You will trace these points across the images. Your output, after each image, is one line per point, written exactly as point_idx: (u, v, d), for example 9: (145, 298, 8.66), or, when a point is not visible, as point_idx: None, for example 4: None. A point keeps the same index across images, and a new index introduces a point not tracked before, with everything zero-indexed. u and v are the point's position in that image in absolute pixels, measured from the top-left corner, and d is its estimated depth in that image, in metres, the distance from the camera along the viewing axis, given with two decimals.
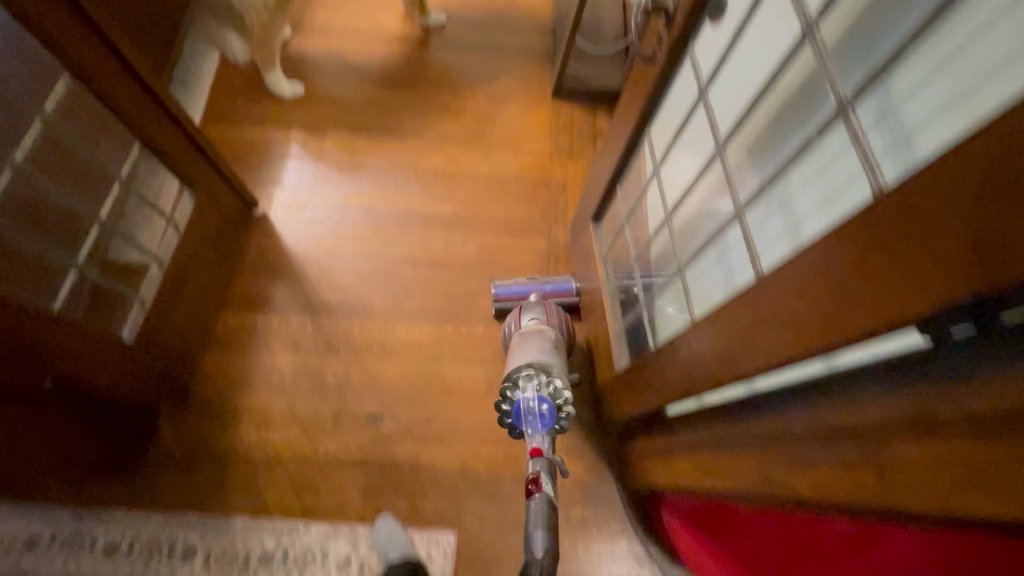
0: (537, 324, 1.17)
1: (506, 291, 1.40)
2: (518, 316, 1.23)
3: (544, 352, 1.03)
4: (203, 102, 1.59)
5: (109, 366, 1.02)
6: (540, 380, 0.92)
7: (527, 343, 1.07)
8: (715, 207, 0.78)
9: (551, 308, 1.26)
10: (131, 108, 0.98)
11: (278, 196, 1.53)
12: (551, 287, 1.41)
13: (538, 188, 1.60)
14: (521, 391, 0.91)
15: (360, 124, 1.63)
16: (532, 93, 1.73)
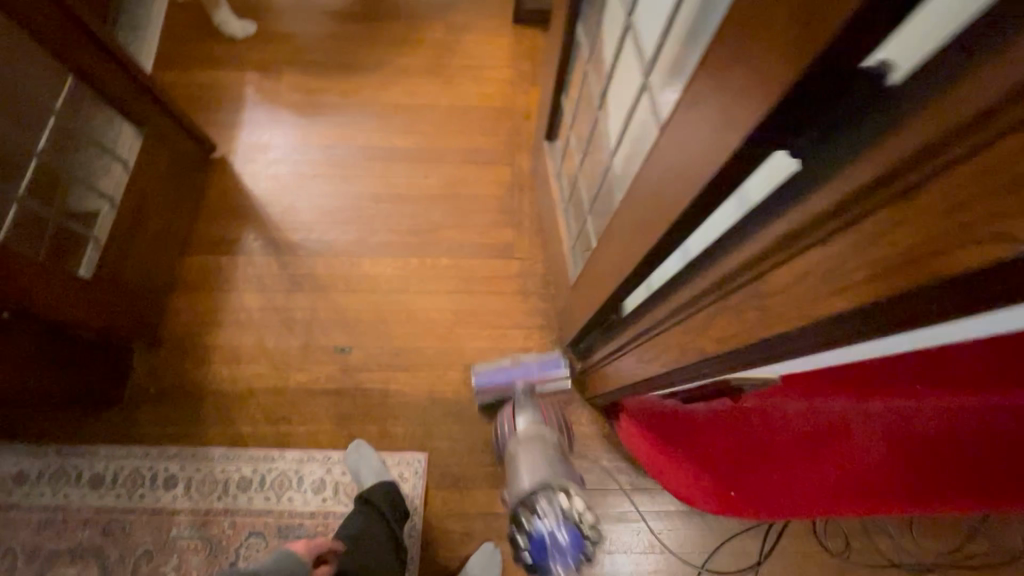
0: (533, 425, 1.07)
1: (486, 380, 1.26)
2: (511, 418, 1.13)
3: (555, 466, 0.93)
4: (154, 47, 1.56)
5: (67, 299, 1.04)
6: (560, 502, 0.84)
7: (525, 452, 0.96)
8: (626, 77, 0.75)
9: (546, 410, 1.16)
10: (55, 35, 0.98)
11: (237, 138, 1.52)
12: (539, 366, 1.27)
13: (500, 118, 1.57)
14: (540, 517, 0.83)
15: (316, 61, 1.60)
16: (492, 20, 1.67)
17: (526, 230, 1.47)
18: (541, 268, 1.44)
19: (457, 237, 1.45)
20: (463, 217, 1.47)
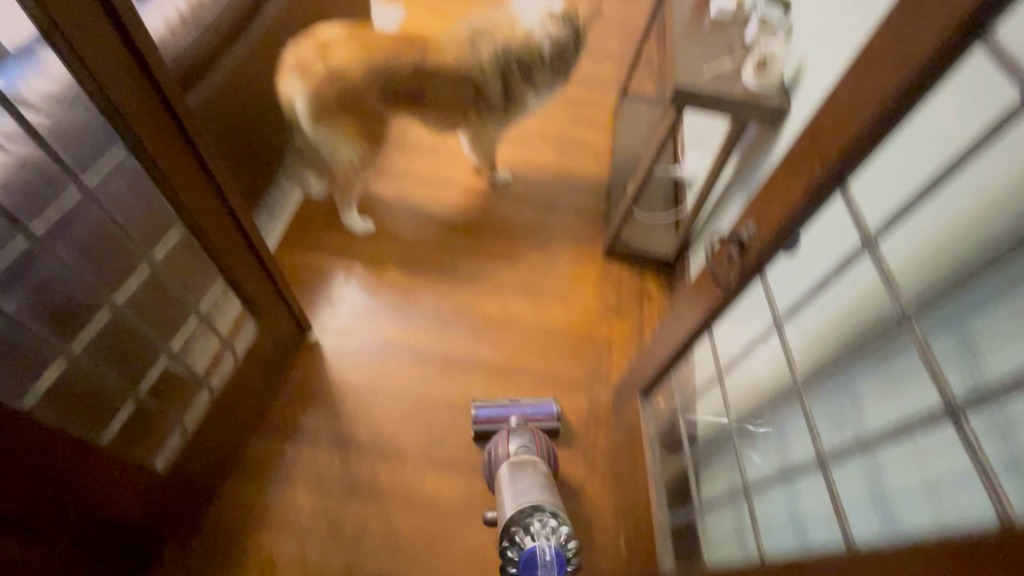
0: (521, 452, 1.19)
1: (485, 413, 1.38)
2: (504, 441, 1.25)
3: (540, 488, 1.06)
4: (280, 230, 1.73)
5: (127, 500, 0.96)
6: (551, 530, 0.93)
7: (521, 472, 1.11)
8: (794, 442, 0.79)
9: (535, 434, 1.27)
10: (224, 247, 0.99)
11: (331, 323, 1.59)
12: (532, 408, 1.40)
13: (583, 344, 1.62)
14: (528, 538, 0.93)
15: (419, 262, 1.73)
16: (584, 251, 1.82)
17: (597, 469, 1.41)
18: (610, 516, 1.34)
19: None
20: None
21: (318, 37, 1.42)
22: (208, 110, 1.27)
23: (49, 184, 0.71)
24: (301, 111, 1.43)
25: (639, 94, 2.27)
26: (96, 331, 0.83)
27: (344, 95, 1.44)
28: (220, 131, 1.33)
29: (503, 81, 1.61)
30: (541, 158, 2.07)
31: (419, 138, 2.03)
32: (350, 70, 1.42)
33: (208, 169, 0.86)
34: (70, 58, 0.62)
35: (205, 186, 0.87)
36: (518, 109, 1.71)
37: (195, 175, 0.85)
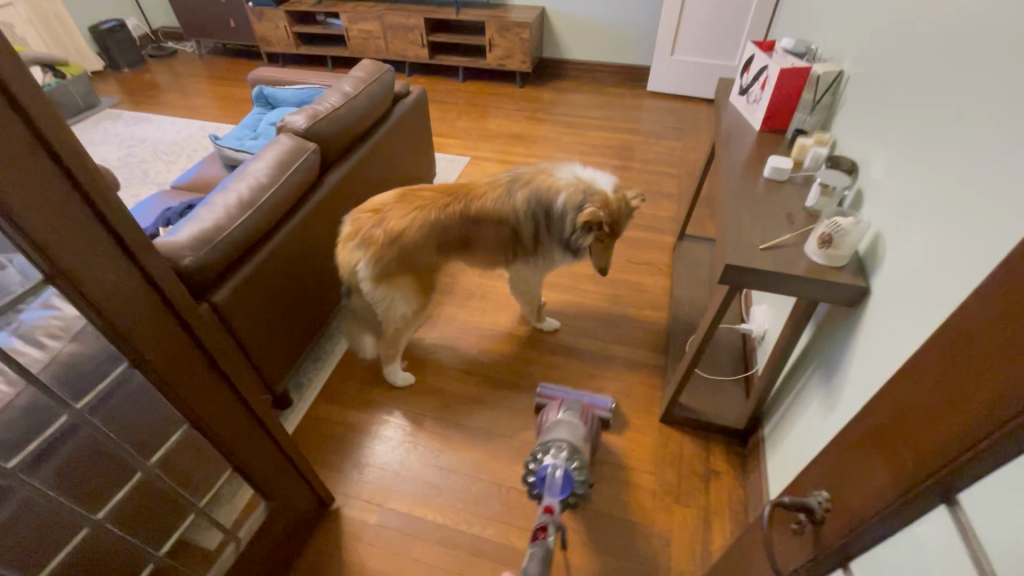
0: (565, 416, 1.42)
1: (549, 391, 1.61)
2: (554, 411, 1.47)
3: (566, 430, 1.35)
4: (322, 380, 1.74)
5: None
6: (563, 455, 1.24)
7: (560, 426, 1.37)
8: None
9: (579, 412, 1.47)
10: (229, 434, 0.97)
11: (356, 490, 1.47)
12: (589, 399, 1.58)
13: (635, 534, 1.37)
14: (546, 460, 1.24)
15: (457, 422, 1.62)
16: (638, 413, 1.63)
17: None
18: None
19: None
20: None
21: (372, 205, 1.43)
22: (253, 283, 1.32)
23: (41, 414, 0.70)
24: (366, 278, 1.41)
25: (699, 237, 2.17)
26: (68, 553, 0.77)
27: (404, 253, 1.42)
28: (263, 299, 1.39)
29: (537, 230, 1.54)
30: (594, 304, 1.97)
31: (468, 286, 2.05)
32: (408, 230, 1.40)
33: (216, 363, 0.89)
34: (79, 296, 0.67)
35: (207, 383, 0.89)
36: (547, 260, 1.63)
37: (198, 375, 0.87)
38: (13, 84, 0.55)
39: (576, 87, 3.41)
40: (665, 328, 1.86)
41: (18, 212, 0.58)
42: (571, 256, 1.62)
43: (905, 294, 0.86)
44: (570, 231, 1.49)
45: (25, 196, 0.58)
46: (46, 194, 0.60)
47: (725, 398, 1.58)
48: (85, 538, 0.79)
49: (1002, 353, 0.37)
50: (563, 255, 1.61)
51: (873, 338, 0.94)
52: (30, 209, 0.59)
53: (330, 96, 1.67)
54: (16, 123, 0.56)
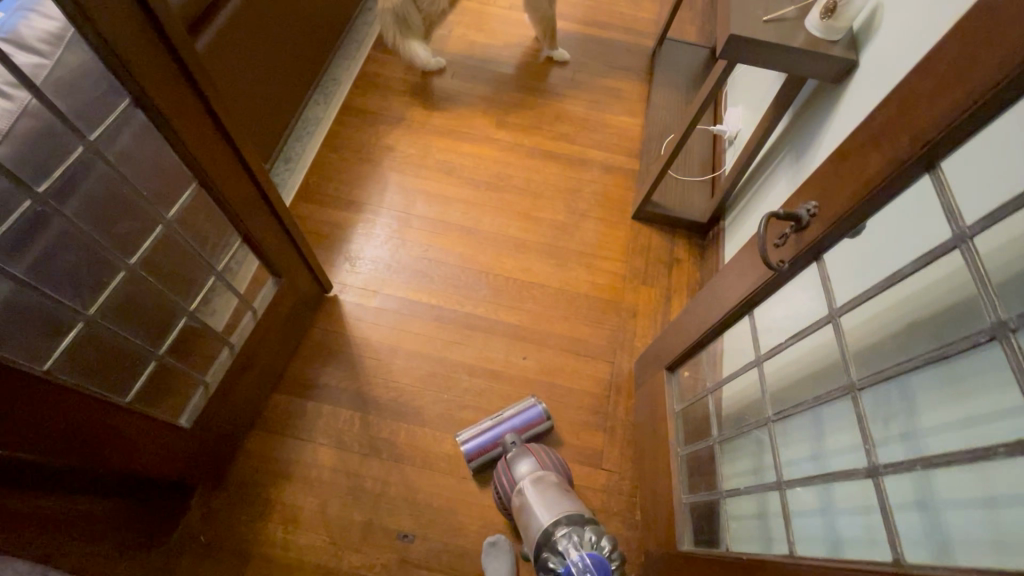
0: (536, 473, 1.10)
1: (475, 445, 1.27)
2: (510, 470, 1.15)
3: (538, 490, 1.04)
4: (298, 179, 1.68)
5: (145, 451, 0.96)
6: (575, 536, 0.89)
7: (535, 502, 1.02)
8: (835, 442, 0.72)
9: (537, 448, 1.18)
10: (240, 204, 0.96)
11: (350, 280, 1.55)
12: (520, 419, 1.31)
13: (607, 310, 1.57)
14: (567, 555, 0.86)
15: (441, 221, 1.67)
16: (611, 212, 1.74)
17: (617, 437, 1.40)
18: (629, 483, 1.35)
19: (548, 434, 1.39)
20: (554, 409, 1.43)
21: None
22: (217, 54, 1.19)
23: (51, 143, 0.66)
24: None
25: (679, 42, 2.09)
26: (110, 293, 0.80)
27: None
28: (232, 79, 1.26)
29: None
30: (572, 111, 1.94)
31: (441, 90, 1.93)
32: None
33: (219, 119, 0.84)
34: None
35: (212, 137, 0.84)
36: None
37: (201, 126, 0.82)
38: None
39: None
40: (641, 134, 1.89)
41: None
42: None
43: (898, 48, 0.91)
44: None
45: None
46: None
47: (693, 194, 1.70)
48: (126, 282, 0.81)
49: (1016, 10, 0.42)
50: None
51: (857, 100, 1.02)
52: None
53: None
54: None
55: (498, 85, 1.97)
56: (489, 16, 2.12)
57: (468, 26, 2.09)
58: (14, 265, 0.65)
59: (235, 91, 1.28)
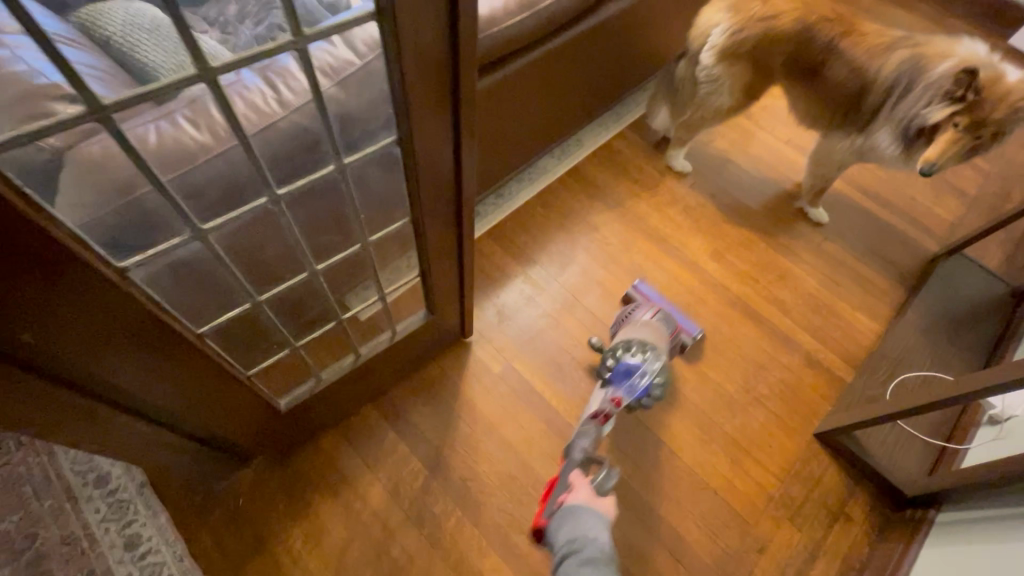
0: (651, 320, 1.36)
1: (644, 290, 1.52)
2: (641, 310, 1.41)
3: (644, 330, 1.33)
4: (497, 217, 1.68)
5: (238, 417, 0.97)
6: (646, 353, 1.25)
7: (633, 327, 1.34)
8: None
9: (664, 321, 1.37)
10: (435, 242, 0.95)
11: (491, 336, 1.48)
12: (679, 320, 1.47)
13: (731, 524, 1.28)
14: (632, 355, 1.25)
15: (604, 324, 1.53)
16: (793, 415, 1.44)
17: None
18: None
19: None
20: None
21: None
22: (488, 98, 1.22)
23: (309, 149, 0.66)
24: (714, 41, 1.44)
25: (974, 265, 1.68)
26: (287, 287, 0.80)
27: (757, 40, 1.40)
28: (491, 119, 1.29)
29: (883, 104, 1.36)
30: (801, 279, 1.67)
31: (672, 194, 1.80)
32: (784, 17, 1.38)
33: (460, 169, 0.83)
34: (395, 45, 0.59)
35: (443, 184, 0.83)
36: (868, 144, 1.44)
37: (440, 171, 0.81)
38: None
39: None
40: (872, 345, 1.55)
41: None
42: (897, 155, 1.39)
43: None
44: (921, 114, 1.28)
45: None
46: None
47: (906, 453, 1.33)
48: (305, 281, 0.82)
49: None
50: (887, 143, 1.38)
51: None
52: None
53: None
54: None
55: (733, 215, 1.78)
56: (760, 142, 1.93)
57: (732, 142, 1.93)
58: (217, 242, 0.65)
59: (490, 129, 1.32)
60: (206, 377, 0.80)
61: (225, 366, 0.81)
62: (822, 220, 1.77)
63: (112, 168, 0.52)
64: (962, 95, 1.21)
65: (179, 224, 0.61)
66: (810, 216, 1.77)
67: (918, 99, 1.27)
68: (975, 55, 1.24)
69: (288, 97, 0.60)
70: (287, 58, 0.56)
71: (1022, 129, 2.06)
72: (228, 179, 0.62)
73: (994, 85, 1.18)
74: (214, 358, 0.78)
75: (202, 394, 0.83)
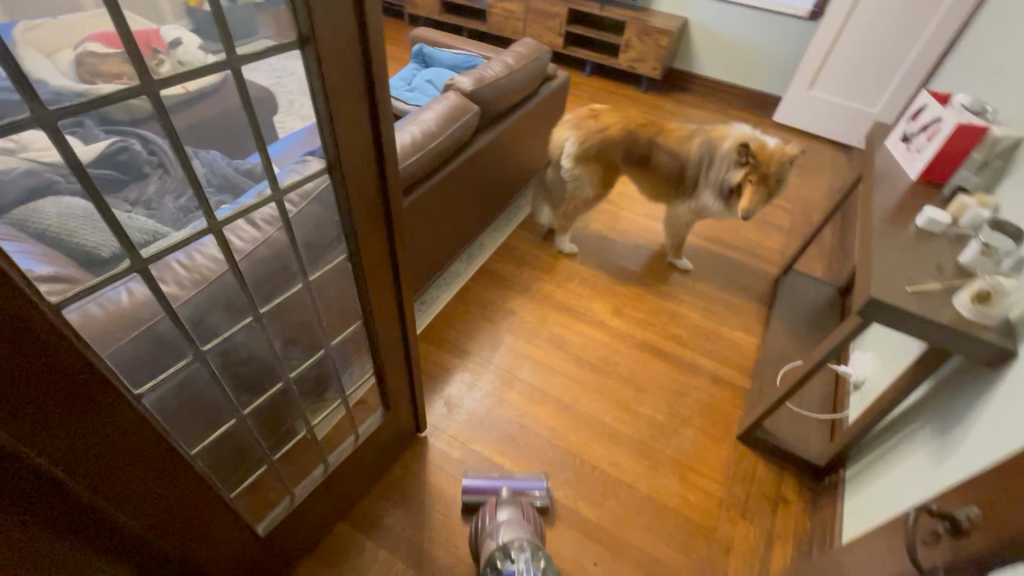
0: (509, 515, 1.24)
1: (476, 484, 1.38)
2: (491, 510, 1.27)
3: (509, 523, 1.21)
4: (426, 320, 1.87)
5: (222, 550, 0.98)
6: (529, 555, 1.11)
7: (505, 527, 1.20)
8: None
9: (524, 506, 1.29)
10: (386, 338, 1.11)
11: (444, 426, 1.59)
12: (522, 483, 1.40)
13: (696, 534, 1.42)
14: (516, 564, 1.09)
15: (542, 391, 1.71)
16: (716, 426, 1.67)
17: None
18: None
19: None
20: None
21: (587, 109, 1.89)
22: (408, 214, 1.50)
23: (282, 275, 0.84)
24: (568, 150, 1.85)
25: (805, 276, 2.15)
26: (266, 399, 0.92)
27: (598, 146, 1.84)
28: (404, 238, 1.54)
29: (698, 174, 1.82)
30: (687, 316, 2.01)
31: (569, 271, 2.13)
32: (613, 127, 1.84)
33: (398, 272, 1.03)
34: (342, 190, 0.81)
35: (388, 289, 1.03)
36: (699, 203, 1.88)
37: (384, 278, 1.01)
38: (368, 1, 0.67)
39: (697, 100, 3.32)
40: (756, 355, 1.88)
41: (331, 108, 0.71)
42: (721, 208, 1.83)
43: None
44: (724, 177, 1.73)
45: (342, 96, 0.71)
46: (353, 97, 0.73)
47: (807, 431, 1.60)
48: (280, 391, 0.94)
49: None
50: (710, 201, 1.82)
51: (975, 453, 0.97)
52: (342, 105, 0.72)
53: (493, 64, 1.82)
54: (358, 47, 0.70)
55: (621, 278, 2.13)
56: (624, 219, 2.38)
57: (604, 223, 2.35)
58: (211, 362, 0.79)
59: (413, 237, 1.59)
60: (198, 503, 0.86)
61: (215, 484, 0.87)
62: (689, 267, 2.18)
63: (135, 311, 0.66)
64: (744, 160, 1.67)
65: (183, 350, 0.74)
66: (679, 266, 2.18)
67: (719, 167, 1.73)
68: (745, 132, 1.73)
69: (270, 238, 0.79)
70: (268, 210, 0.75)
71: (802, 175, 2.75)
72: (218, 305, 0.77)
73: (762, 151, 1.66)
74: (206, 477, 0.85)
75: (193, 524, 0.87)
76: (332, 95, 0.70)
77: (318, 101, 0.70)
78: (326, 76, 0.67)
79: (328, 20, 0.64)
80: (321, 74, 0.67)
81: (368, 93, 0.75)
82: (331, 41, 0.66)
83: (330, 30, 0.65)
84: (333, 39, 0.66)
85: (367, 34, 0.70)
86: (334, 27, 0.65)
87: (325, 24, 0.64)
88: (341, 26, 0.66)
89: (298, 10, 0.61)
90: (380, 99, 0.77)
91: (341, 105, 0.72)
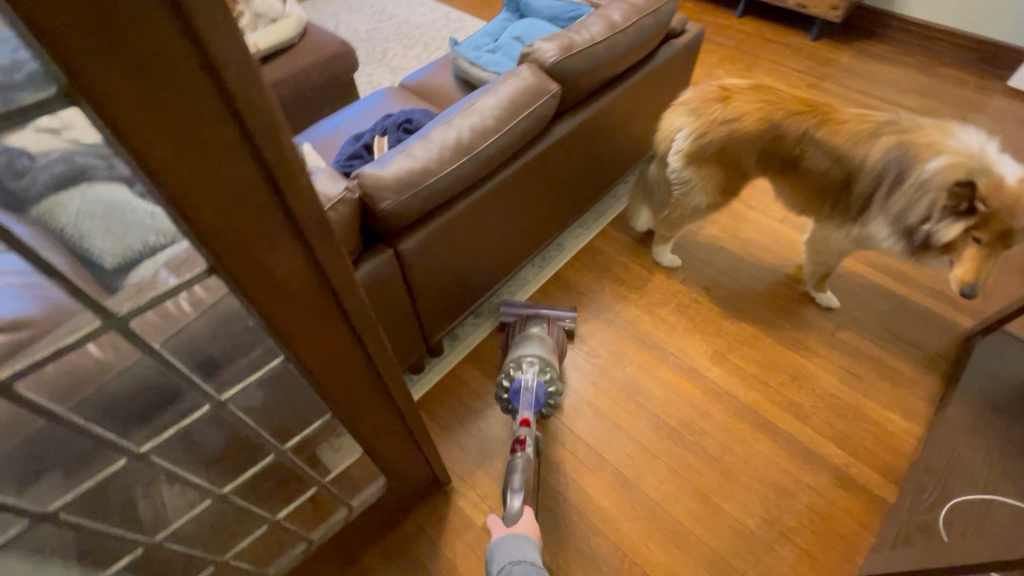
0: (539, 332, 1.42)
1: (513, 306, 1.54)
2: (523, 325, 1.48)
3: (534, 336, 1.39)
4: (478, 338, 1.60)
5: None
6: (537, 368, 1.29)
7: (529, 340, 1.37)
8: None
9: (552, 326, 1.47)
10: (369, 424, 0.87)
11: (474, 479, 1.34)
12: (553, 313, 1.54)
13: None
14: (525, 373, 1.28)
15: (599, 453, 1.39)
16: (831, 552, 1.23)
17: None
18: None
19: None
20: None
21: (715, 87, 1.36)
22: (429, 244, 1.17)
23: (171, 399, 0.61)
24: (680, 145, 1.38)
25: (1018, 340, 1.48)
26: (189, 516, 0.75)
27: (724, 143, 1.32)
28: (435, 262, 1.24)
29: (874, 194, 1.24)
30: (817, 377, 1.50)
31: (663, 293, 1.69)
32: (750, 117, 1.29)
33: (373, 361, 0.76)
34: (242, 293, 0.53)
35: (361, 378, 0.77)
36: (865, 233, 1.31)
37: (352, 368, 0.74)
38: (200, 16, 0.35)
39: (893, 53, 2.44)
40: (913, 453, 1.35)
41: (176, 195, 0.42)
42: (904, 252, 1.26)
43: None
44: (918, 216, 1.15)
45: (185, 170, 0.41)
46: (219, 170, 0.43)
47: None
48: (211, 506, 0.77)
49: None
50: (886, 235, 1.25)
51: None
52: (200, 189, 0.43)
53: (590, 24, 1.36)
54: (210, 94, 0.39)
55: (732, 309, 1.65)
56: (754, 224, 1.82)
57: (723, 228, 1.82)
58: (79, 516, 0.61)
59: (446, 259, 1.27)
60: None
61: None
62: (834, 305, 1.61)
63: None
64: (967, 206, 1.08)
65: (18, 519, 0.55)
66: (818, 301, 1.62)
67: (909, 195, 1.15)
68: (970, 147, 1.11)
69: (127, 361, 0.54)
70: (109, 337, 0.49)
71: None
72: (57, 448, 0.55)
73: (998, 191, 1.05)
74: None
75: None
76: (169, 175, 0.41)
77: (145, 185, 0.41)
78: (139, 148, 0.38)
79: (110, 58, 0.34)
80: (126, 148, 0.38)
81: (256, 161, 0.45)
82: (131, 94, 0.36)
83: (124, 75, 0.35)
84: (133, 85, 0.36)
85: (221, 73, 0.38)
86: (132, 69, 0.35)
87: (104, 66, 0.34)
88: (152, 67, 0.36)
89: (35, 48, 0.31)
90: (277, 168, 0.46)
91: (195, 187, 0.43)
